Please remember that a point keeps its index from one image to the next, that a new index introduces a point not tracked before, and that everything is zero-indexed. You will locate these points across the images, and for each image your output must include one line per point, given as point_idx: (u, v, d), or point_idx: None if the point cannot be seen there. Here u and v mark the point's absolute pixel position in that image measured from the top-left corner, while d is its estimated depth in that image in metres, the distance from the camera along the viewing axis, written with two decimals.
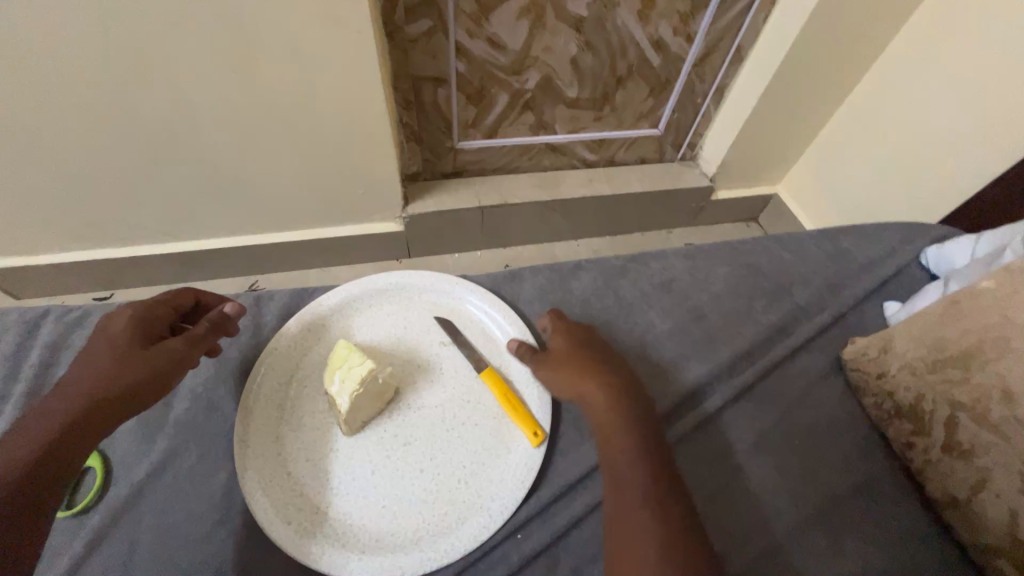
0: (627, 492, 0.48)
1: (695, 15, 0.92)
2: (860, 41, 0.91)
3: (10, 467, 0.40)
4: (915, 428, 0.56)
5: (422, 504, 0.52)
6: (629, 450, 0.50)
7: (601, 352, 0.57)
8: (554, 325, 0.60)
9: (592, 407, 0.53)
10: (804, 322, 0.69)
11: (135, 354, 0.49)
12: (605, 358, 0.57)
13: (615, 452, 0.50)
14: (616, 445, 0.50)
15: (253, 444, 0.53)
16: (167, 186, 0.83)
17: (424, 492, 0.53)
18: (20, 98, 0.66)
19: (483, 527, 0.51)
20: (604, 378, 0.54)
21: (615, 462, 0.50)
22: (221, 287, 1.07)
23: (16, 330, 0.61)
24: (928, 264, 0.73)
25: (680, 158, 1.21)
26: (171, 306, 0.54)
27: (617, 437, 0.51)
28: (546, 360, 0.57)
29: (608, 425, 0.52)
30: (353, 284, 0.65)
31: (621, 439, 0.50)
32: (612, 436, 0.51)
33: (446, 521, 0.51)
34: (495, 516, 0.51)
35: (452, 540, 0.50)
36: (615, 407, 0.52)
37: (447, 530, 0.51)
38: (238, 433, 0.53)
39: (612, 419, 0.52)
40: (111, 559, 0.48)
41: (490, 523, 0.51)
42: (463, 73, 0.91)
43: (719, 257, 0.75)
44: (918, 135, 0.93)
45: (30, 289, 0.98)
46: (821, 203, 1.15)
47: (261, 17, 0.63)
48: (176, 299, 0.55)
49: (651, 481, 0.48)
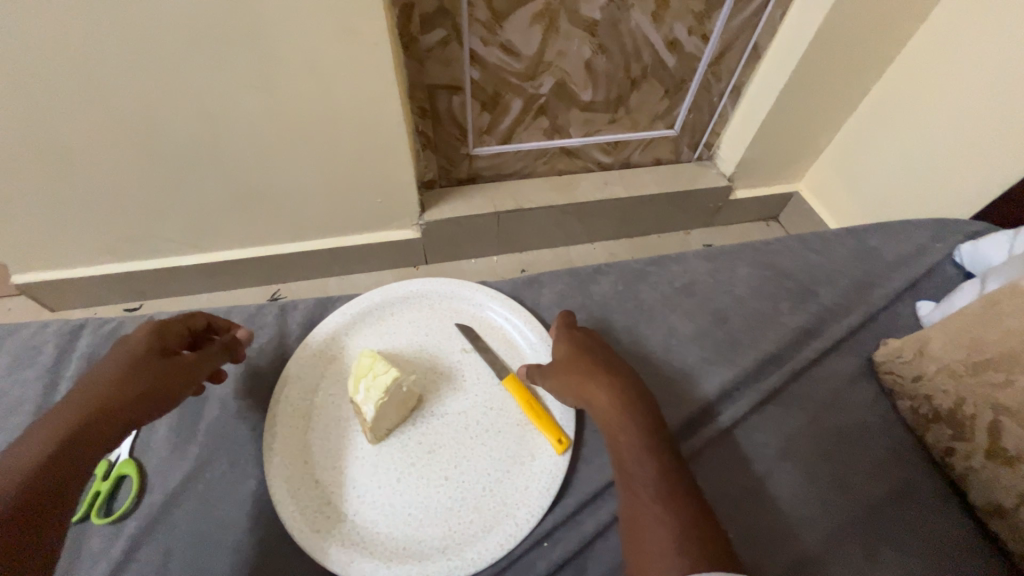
0: (644, 496, 0.46)
1: (711, 14, 0.91)
2: (883, 34, 0.89)
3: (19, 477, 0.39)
4: (956, 433, 0.54)
5: (448, 512, 0.52)
6: (639, 445, 0.49)
7: (607, 355, 0.57)
8: (559, 330, 0.60)
9: (596, 407, 0.53)
10: (832, 323, 0.68)
11: (149, 369, 0.49)
12: (613, 359, 0.57)
13: (623, 448, 0.50)
14: (626, 441, 0.50)
15: (281, 453, 0.54)
16: (193, 199, 0.85)
17: (449, 500, 0.53)
18: (55, 118, 0.68)
19: (509, 535, 0.50)
20: (611, 376, 0.54)
21: (625, 459, 0.49)
22: (244, 296, 1.09)
23: (55, 341, 0.63)
24: (962, 262, 0.70)
25: (696, 158, 1.19)
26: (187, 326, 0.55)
27: (625, 433, 0.50)
28: (553, 368, 0.57)
29: (615, 422, 0.51)
30: (374, 293, 0.65)
31: (629, 436, 0.50)
32: (622, 433, 0.50)
33: (472, 530, 0.51)
34: (521, 525, 0.51)
35: (479, 548, 0.50)
36: (621, 408, 0.52)
37: (473, 538, 0.51)
38: (266, 442, 0.54)
39: (619, 415, 0.51)
40: (149, 565, 0.49)
41: (516, 532, 0.51)
42: (477, 80, 0.92)
43: (742, 259, 0.73)
44: (946, 129, 0.90)
45: (65, 301, 1.02)
46: (845, 201, 1.12)
47: (283, 33, 0.65)
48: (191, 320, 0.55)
49: (664, 477, 0.47)
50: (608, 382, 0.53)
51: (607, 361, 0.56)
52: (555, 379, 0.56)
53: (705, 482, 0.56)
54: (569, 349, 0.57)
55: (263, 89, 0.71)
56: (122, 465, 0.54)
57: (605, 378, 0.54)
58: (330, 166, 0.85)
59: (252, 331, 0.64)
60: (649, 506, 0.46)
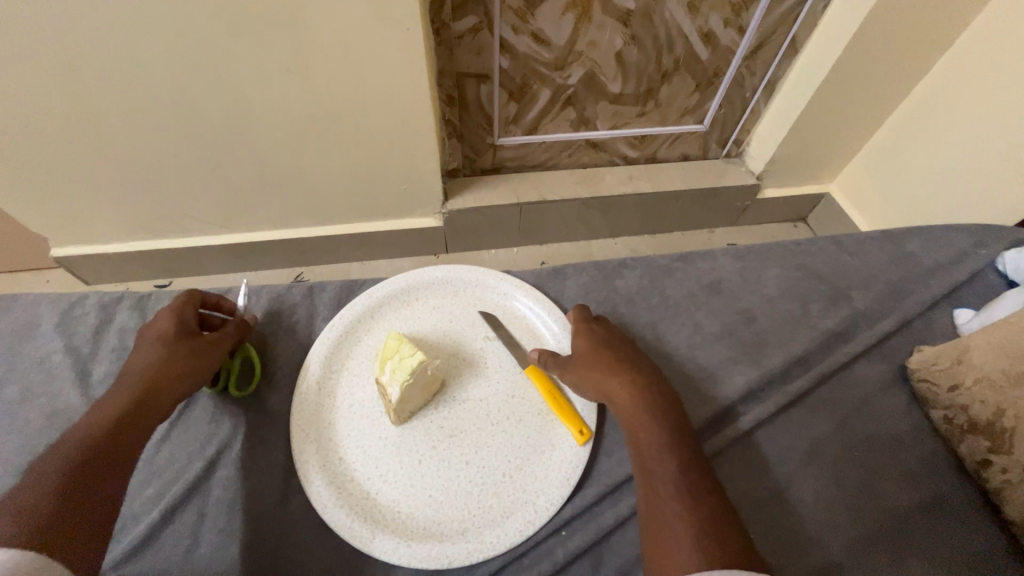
0: (664, 490, 0.46)
1: (749, 6, 0.88)
2: (932, 30, 0.85)
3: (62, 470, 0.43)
4: (993, 445, 0.52)
5: (467, 496, 0.53)
6: (659, 441, 0.49)
7: (628, 351, 0.57)
8: (578, 322, 0.59)
9: (617, 401, 0.52)
10: (865, 328, 0.66)
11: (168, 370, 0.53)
12: (635, 355, 0.56)
13: (644, 444, 0.49)
14: (646, 437, 0.50)
15: (309, 428, 0.56)
16: (224, 180, 0.87)
17: (470, 483, 0.53)
18: (94, 96, 0.70)
19: (528, 522, 0.51)
20: (632, 372, 0.54)
21: (645, 455, 0.49)
22: (269, 277, 1.11)
23: (96, 313, 0.66)
24: (1005, 270, 0.68)
25: (725, 155, 1.17)
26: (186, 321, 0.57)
27: (646, 429, 0.50)
28: (573, 361, 0.56)
29: (635, 418, 0.51)
30: (400, 277, 0.66)
31: (650, 432, 0.50)
32: (642, 428, 0.50)
33: (492, 514, 0.52)
34: (540, 512, 0.52)
35: (497, 533, 0.50)
36: (643, 403, 0.51)
37: (492, 522, 0.51)
38: (295, 417, 0.56)
39: (640, 411, 0.51)
40: (182, 531, 0.51)
41: (535, 519, 0.51)
42: (507, 69, 0.91)
43: (771, 258, 0.72)
44: (992, 132, 0.86)
45: (99, 276, 1.05)
46: (878, 204, 1.08)
47: (316, 16, 0.65)
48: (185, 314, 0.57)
49: (685, 474, 0.47)
50: (628, 378, 0.53)
51: (628, 357, 0.55)
52: (575, 372, 0.55)
53: (728, 480, 0.55)
54: (589, 343, 0.57)
55: (295, 73, 0.72)
56: (244, 349, 0.61)
57: (625, 373, 0.53)
58: (358, 151, 0.86)
59: (281, 311, 0.66)
60: (670, 501, 0.45)
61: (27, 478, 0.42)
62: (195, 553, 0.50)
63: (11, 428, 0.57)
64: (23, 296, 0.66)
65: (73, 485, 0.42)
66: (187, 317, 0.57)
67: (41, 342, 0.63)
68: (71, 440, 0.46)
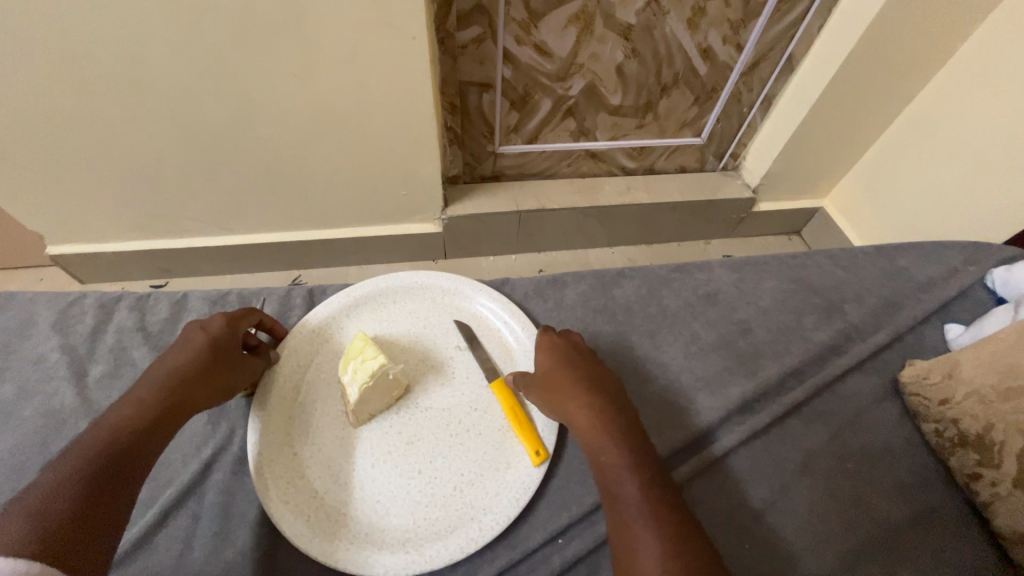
0: (629, 510, 0.46)
1: (746, 24, 0.90)
2: (924, 52, 0.87)
3: (82, 475, 0.42)
4: (982, 459, 0.53)
5: (415, 505, 0.53)
6: (620, 463, 0.49)
7: (592, 365, 0.56)
8: (540, 337, 0.58)
9: (578, 421, 0.52)
10: (857, 341, 0.67)
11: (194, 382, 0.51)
12: (596, 369, 0.56)
13: (605, 465, 0.49)
14: (606, 458, 0.49)
15: (270, 428, 0.55)
16: (225, 182, 0.87)
17: (420, 494, 0.54)
18: (97, 96, 0.70)
19: (471, 539, 0.51)
20: (591, 392, 0.53)
21: (607, 476, 0.49)
22: (267, 280, 1.11)
23: (94, 313, 0.65)
24: (994, 287, 0.69)
25: (722, 168, 1.19)
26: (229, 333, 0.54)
27: (607, 452, 0.50)
28: (538, 379, 0.55)
29: (596, 440, 0.50)
30: (380, 279, 0.67)
31: (610, 454, 0.49)
32: (602, 449, 0.50)
33: (437, 528, 0.52)
34: (485, 530, 0.51)
35: (438, 547, 0.51)
36: (602, 422, 0.51)
37: (435, 536, 0.51)
38: (259, 421, 0.55)
39: (599, 431, 0.51)
40: (178, 533, 0.51)
41: (479, 537, 0.51)
42: (509, 79, 0.92)
43: (767, 270, 0.73)
44: (983, 151, 0.88)
45: (95, 275, 1.05)
46: (871, 219, 1.10)
47: (324, 21, 0.66)
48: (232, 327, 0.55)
49: (648, 496, 0.46)
50: (588, 398, 0.53)
51: (589, 375, 0.55)
52: (537, 389, 0.55)
53: (722, 490, 0.56)
54: (550, 361, 0.56)
55: (300, 78, 0.72)
56: None
57: (586, 393, 0.53)
58: (360, 156, 0.86)
59: (282, 314, 0.67)
60: (633, 522, 0.46)
61: (50, 478, 0.42)
62: (189, 557, 0.50)
63: (4, 426, 0.56)
64: (20, 293, 0.66)
65: (81, 496, 0.41)
66: (236, 334, 0.55)
67: (37, 340, 0.63)
68: (87, 443, 0.45)
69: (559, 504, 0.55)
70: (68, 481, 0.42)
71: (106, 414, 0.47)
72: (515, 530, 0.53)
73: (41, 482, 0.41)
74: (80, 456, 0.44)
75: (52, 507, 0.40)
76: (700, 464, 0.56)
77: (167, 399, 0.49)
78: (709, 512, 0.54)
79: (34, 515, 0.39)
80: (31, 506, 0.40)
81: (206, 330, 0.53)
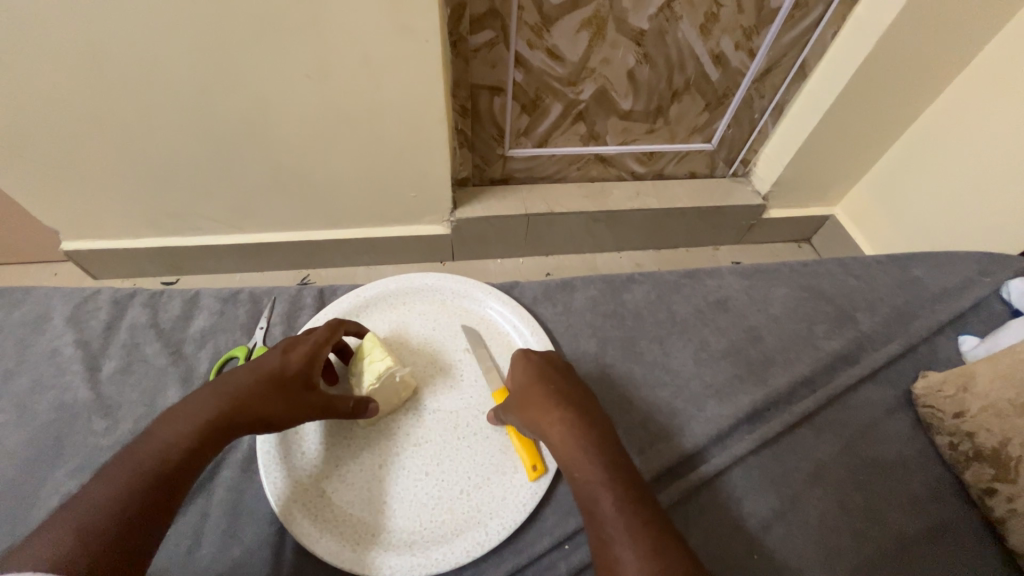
0: (609, 527, 0.43)
1: (759, 30, 0.90)
2: (939, 60, 0.86)
3: (129, 484, 0.41)
4: (998, 474, 0.52)
5: (421, 507, 0.53)
6: (595, 480, 0.46)
7: (567, 378, 0.54)
8: (513, 358, 0.57)
9: (551, 436, 0.50)
10: (869, 351, 0.66)
11: (266, 403, 0.48)
12: (570, 383, 0.54)
13: (580, 484, 0.46)
14: (581, 475, 0.47)
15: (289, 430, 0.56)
16: (237, 181, 0.88)
17: (425, 496, 0.54)
18: (114, 94, 0.71)
19: (476, 543, 0.51)
20: (564, 408, 0.51)
21: (584, 495, 0.46)
22: (276, 278, 1.12)
23: (107, 309, 0.66)
24: (1010, 298, 0.68)
25: (732, 174, 1.18)
26: (310, 360, 0.52)
27: (580, 469, 0.47)
28: (512, 398, 0.54)
29: (570, 458, 0.48)
30: (391, 280, 0.68)
31: (584, 472, 0.47)
32: (577, 467, 0.47)
33: (442, 530, 0.52)
34: (491, 535, 0.51)
35: (444, 550, 0.50)
36: (577, 435, 0.49)
37: (441, 539, 0.51)
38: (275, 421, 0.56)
39: (575, 445, 0.48)
40: (187, 529, 0.51)
41: (484, 541, 0.51)
42: (520, 82, 0.93)
43: (778, 278, 0.73)
44: (997, 161, 0.87)
45: (107, 271, 1.06)
46: (882, 228, 1.09)
47: (339, 24, 0.66)
48: (316, 353, 0.53)
49: (625, 514, 0.43)
50: (561, 415, 0.50)
51: (562, 390, 0.52)
52: (513, 412, 0.53)
53: (731, 500, 0.55)
54: (523, 379, 0.54)
55: (314, 79, 0.73)
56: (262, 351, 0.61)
57: (558, 409, 0.50)
58: (371, 157, 0.87)
59: (293, 313, 0.68)
60: (613, 540, 0.42)
61: (100, 484, 0.41)
62: (197, 553, 0.50)
63: (18, 420, 0.57)
64: (36, 289, 0.67)
65: (133, 516, 0.40)
66: (318, 361, 0.53)
67: (51, 335, 0.63)
68: (140, 458, 0.43)
69: (566, 509, 0.54)
70: (122, 498, 0.40)
71: (160, 425, 0.45)
72: (521, 534, 0.53)
73: (90, 495, 0.40)
74: (130, 472, 0.42)
75: (97, 517, 0.39)
76: (710, 473, 0.56)
77: (229, 425, 0.46)
78: (718, 520, 0.54)
79: (83, 533, 0.38)
80: (79, 514, 0.39)
81: (294, 353, 0.52)
